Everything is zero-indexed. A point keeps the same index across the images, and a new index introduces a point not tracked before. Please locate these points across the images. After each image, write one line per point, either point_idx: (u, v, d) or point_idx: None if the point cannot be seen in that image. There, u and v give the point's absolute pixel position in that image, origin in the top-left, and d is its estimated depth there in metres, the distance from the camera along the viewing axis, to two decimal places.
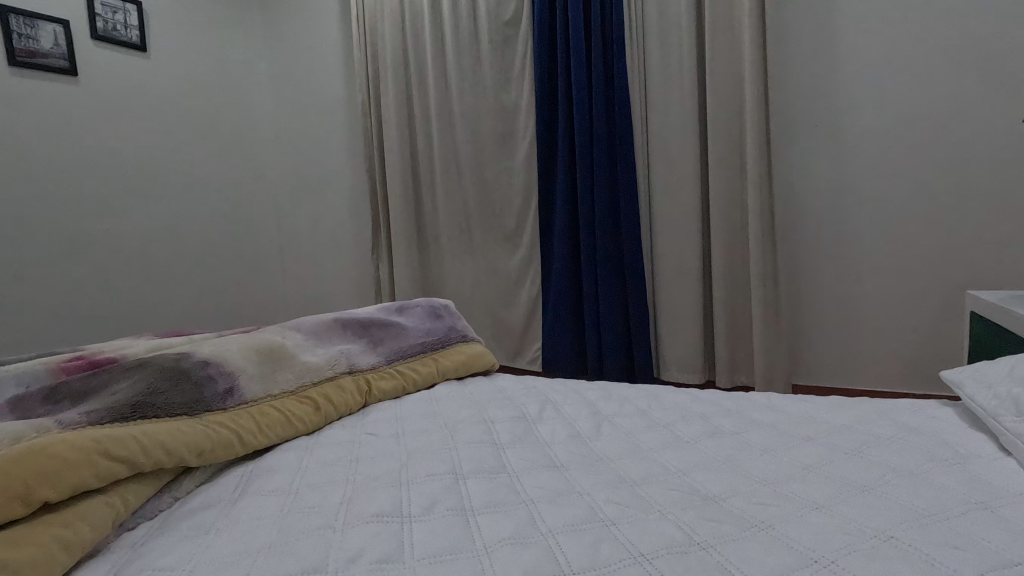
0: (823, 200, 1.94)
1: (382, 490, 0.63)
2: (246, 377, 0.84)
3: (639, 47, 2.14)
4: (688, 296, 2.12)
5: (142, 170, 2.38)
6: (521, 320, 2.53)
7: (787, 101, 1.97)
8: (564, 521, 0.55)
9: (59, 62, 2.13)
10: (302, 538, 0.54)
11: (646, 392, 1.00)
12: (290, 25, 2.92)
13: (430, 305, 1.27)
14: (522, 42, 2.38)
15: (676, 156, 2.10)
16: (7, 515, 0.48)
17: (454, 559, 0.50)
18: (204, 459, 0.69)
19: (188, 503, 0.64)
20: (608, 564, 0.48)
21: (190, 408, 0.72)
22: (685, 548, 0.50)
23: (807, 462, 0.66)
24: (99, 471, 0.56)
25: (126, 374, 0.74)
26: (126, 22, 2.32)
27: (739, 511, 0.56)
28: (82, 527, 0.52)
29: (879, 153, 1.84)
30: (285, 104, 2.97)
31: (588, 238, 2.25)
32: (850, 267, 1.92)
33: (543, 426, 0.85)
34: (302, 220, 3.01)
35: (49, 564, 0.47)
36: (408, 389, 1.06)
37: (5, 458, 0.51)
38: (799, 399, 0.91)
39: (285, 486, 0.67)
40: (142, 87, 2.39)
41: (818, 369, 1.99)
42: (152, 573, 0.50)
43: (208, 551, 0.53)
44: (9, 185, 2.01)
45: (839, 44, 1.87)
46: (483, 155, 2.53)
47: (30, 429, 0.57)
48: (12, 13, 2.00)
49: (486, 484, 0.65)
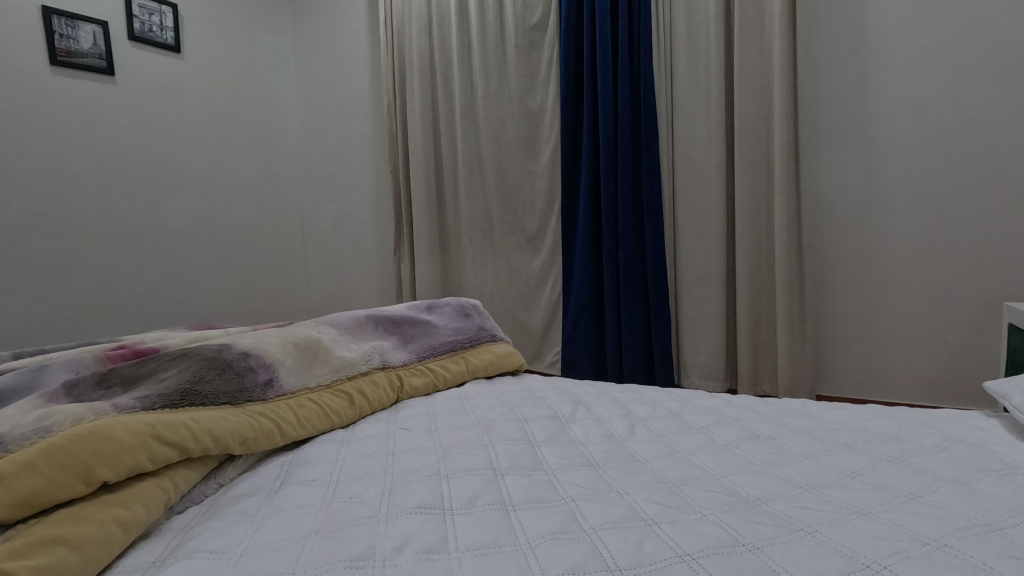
0: (853, 208, 1.91)
1: (421, 483, 0.63)
2: (285, 369, 0.85)
3: (666, 53, 2.13)
4: (712, 303, 2.10)
5: (173, 168, 2.44)
6: (541, 323, 2.53)
7: (816, 107, 1.94)
8: (605, 519, 0.56)
9: (96, 62, 2.19)
10: (349, 526, 0.55)
11: (677, 395, 1.00)
12: (318, 27, 2.96)
13: (459, 304, 1.29)
14: (548, 47, 2.39)
15: (701, 162, 2.10)
16: (69, 494, 0.50)
17: (499, 552, 0.50)
18: (247, 448, 0.70)
19: (232, 490, 0.66)
20: (653, 562, 0.48)
21: (233, 398, 0.74)
22: (731, 548, 0.49)
23: (850, 468, 0.65)
24: (153, 455, 0.58)
25: (171, 364, 0.75)
26: (161, 23, 2.38)
27: (784, 515, 0.55)
28: (138, 508, 0.53)
29: (913, 160, 1.81)
30: (313, 105, 3.01)
31: (611, 243, 2.25)
32: (879, 275, 1.88)
33: (576, 425, 0.86)
34: (326, 219, 3.06)
35: (108, 542, 0.49)
36: (438, 386, 1.07)
37: (66, 438, 0.52)
38: (835, 406, 0.90)
39: (326, 476, 0.68)
40: (176, 88, 2.45)
41: (844, 379, 1.96)
42: (204, 554, 0.51)
43: (257, 536, 0.54)
44: (47, 180, 2.07)
45: (873, 49, 1.84)
46: (506, 158, 2.54)
47: (89, 411, 0.58)
48: (54, 14, 2.07)
49: (524, 480, 0.65)
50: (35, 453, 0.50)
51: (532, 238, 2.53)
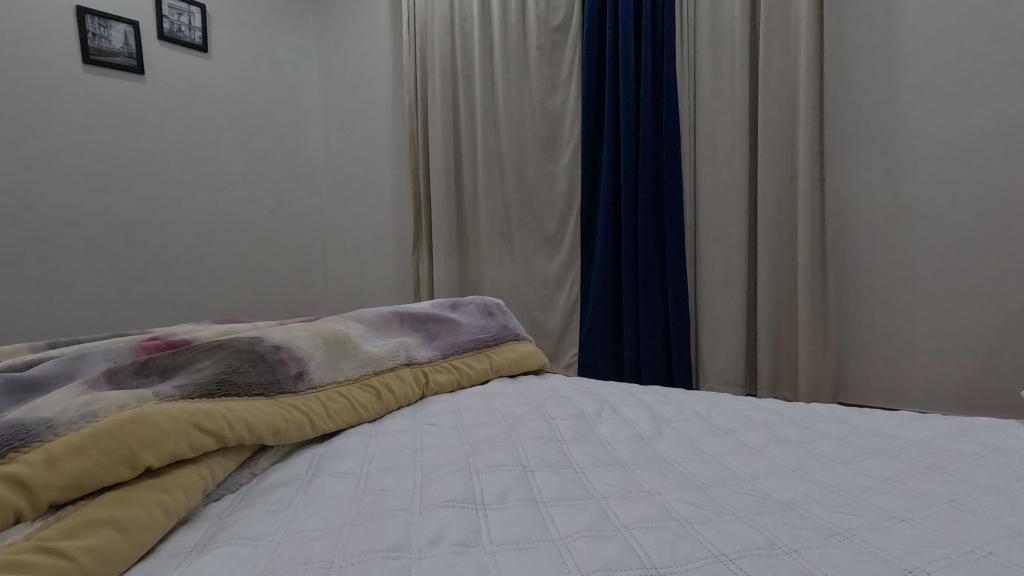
0: (878, 212, 1.88)
1: (453, 477, 0.64)
2: (315, 363, 0.86)
3: (689, 55, 2.13)
4: (732, 307, 2.08)
5: (199, 166, 2.49)
6: (559, 324, 2.52)
7: (843, 110, 1.92)
8: (638, 517, 0.55)
9: (127, 61, 2.24)
10: (383, 517, 0.55)
11: (703, 398, 1.00)
12: (342, 27, 3.00)
13: (482, 303, 1.29)
14: (571, 48, 2.39)
15: (724, 165, 2.08)
16: (115, 477, 0.51)
17: (534, 547, 0.50)
18: (280, 439, 0.71)
19: (266, 479, 0.67)
20: (689, 561, 0.48)
21: (266, 389, 0.75)
22: (767, 550, 0.49)
23: (885, 474, 0.64)
24: (193, 443, 0.59)
25: (207, 355, 0.77)
26: (190, 23, 2.43)
27: (820, 519, 0.55)
28: (179, 494, 0.54)
29: (945, 164, 1.76)
30: (335, 104, 3.04)
31: (630, 246, 2.24)
32: (905, 281, 1.85)
33: (602, 425, 0.86)
34: (346, 217, 3.09)
35: (151, 525, 0.50)
36: (462, 384, 1.07)
37: (112, 423, 0.54)
38: (866, 412, 0.89)
39: (356, 469, 0.69)
40: (203, 87, 2.50)
41: (866, 387, 1.92)
42: (242, 541, 0.52)
43: (293, 524, 0.55)
44: (77, 175, 2.13)
45: (902, 51, 1.81)
46: (526, 158, 2.54)
47: (132, 398, 0.60)
48: (88, 14, 2.12)
49: (554, 477, 0.65)
50: (83, 437, 0.51)
51: (551, 239, 2.53)
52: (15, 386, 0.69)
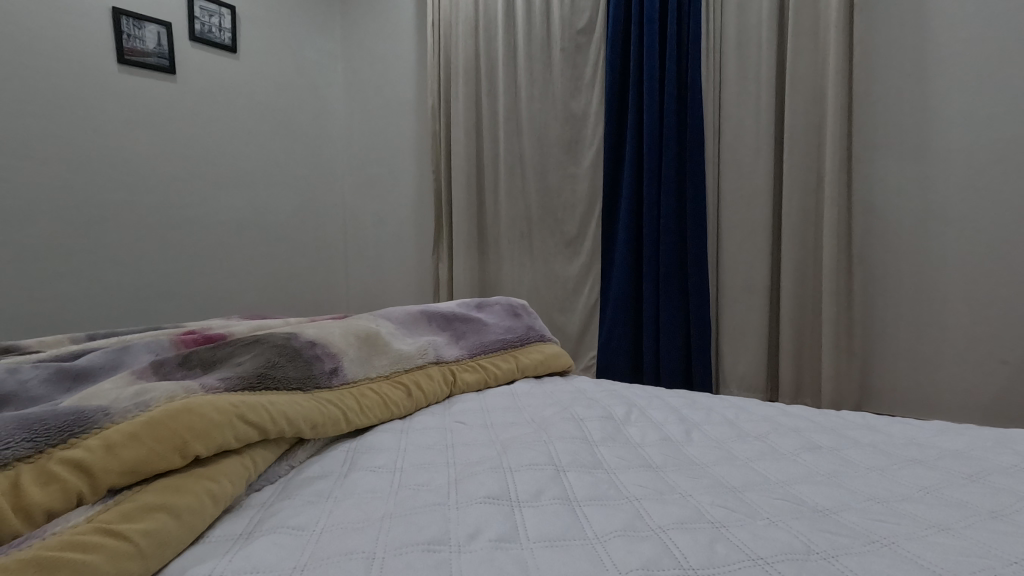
0: (907, 219, 1.85)
1: (487, 474, 0.65)
2: (348, 359, 0.88)
3: (714, 58, 2.12)
4: (754, 313, 2.06)
5: (226, 165, 2.54)
6: (578, 327, 2.52)
7: (872, 113, 1.89)
8: (673, 519, 0.56)
9: (159, 61, 2.30)
10: (422, 511, 0.56)
11: (731, 403, 0.99)
12: (366, 28, 3.03)
13: (508, 304, 1.31)
14: (594, 51, 2.40)
15: (748, 169, 2.07)
16: (167, 464, 0.53)
17: (570, 545, 0.51)
18: (317, 432, 0.73)
19: (304, 472, 0.69)
20: (726, 563, 0.48)
21: (303, 383, 0.77)
22: (804, 555, 0.49)
23: (924, 483, 0.64)
24: (237, 434, 0.60)
25: (246, 349, 0.79)
26: (220, 24, 2.48)
27: (856, 526, 0.54)
28: (225, 482, 0.56)
29: (978, 169, 1.73)
30: (359, 105, 3.08)
31: (651, 249, 2.23)
32: (933, 289, 1.81)
33: (631, 427, 0.86)
34: (367, 217, 3.12)
35: (201, 512, 0.52)
36: (489, 383, 1.08)
37: (164, 412, 0.56)
38: (898, 421, 0.88)
39: (390, 464, 0.70)
40: (231, 87, 2.56)
41: (890, 397, 1.89)
42: (286, 530, 0.54)
43: (333, 516, 0.56)
44: (110, 172, 2.18)
45: (934, 55, 1.78)
46: (548, 160, 2.55)
47: (181, 389, 0.62)
48: (123, 14, 2.18)
49: (587, 478, 0.66)
50: (138, 425, 0.53)
51: (572, 242, 2.53)
52: (65, 375, 0.72)
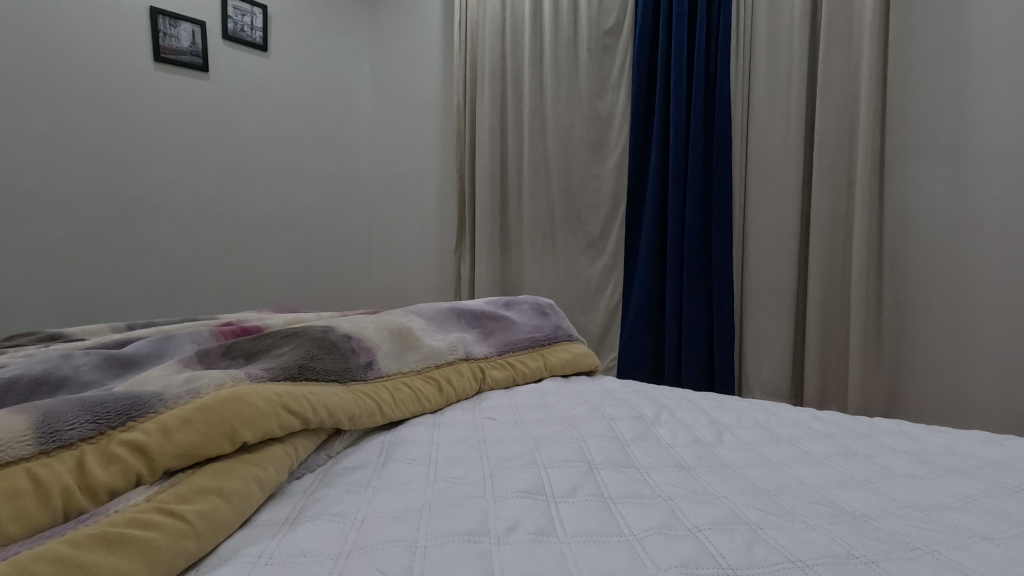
0: (942, 225, 1.80)
1: (521, 469, 0.66)
2: (382, 353, 0.90)
3: (744, 59, 2.10)
4: (779, 317, 2.04)
5: (255, 162, 2.59)
6: (599, 328, 2.52)
7: (906, 116, 1.85)
8: (708, 519, 0.56)
9: (193, 60, 2.36)
10: (460, 503, 0.57)
11: (762, 407, 0.99)
12: (393, 27, 3.06)
13: (536, 302, 1.31)
14: (621, 52, 2.39)
15: (777, 171, 2.04)
16: (218, 450, 0.55)
17: (607, 541, 0.52)
18: (354, 423, 0.75)
19: (342, 462, 0.70)
20: (766, 564, 0.48)
21: (341, 375, 0.79)
22: (844, 560, 0.49)
23: (965, 492, 0.63)
24: (281, 423, 0.62)
25: (286, 341, 0.81)
26: (252, 24, 2.54)
27: (897, 532, 0.54)
28: (270, 469, 0.58)
29: (1017, 175, 1.68)
30: (385, 103, 3.11)
31: (676, 252, 2.22)
32: (966, 297, 1.77)
33: (661, 428, 0.86)
34: (391, 214, 3.15)
35: (249, 497, 0.54)
36: (517, 380, 1.09)
37: (214, 400, 0.58)
38: (935, 430, 0.87)
39: (425, 456, 0.71)
40: (261, 86, 2.61)
41: (920, 407, 1.85)
42: (330, 516, 0.55)
43: (374, 504, 0.58)
44: (145, 166, 2.25)
45: (973, 58, 1.74)
46: (572, 161, 2.55)
47: (229, 378, 0.64)
48: (160, 14, 2.25)
49: (620, 476, 0.66)
50: (191, 411, 0.55)
51: (595, 243, 2.53)
52: (114, 362, 0.75)
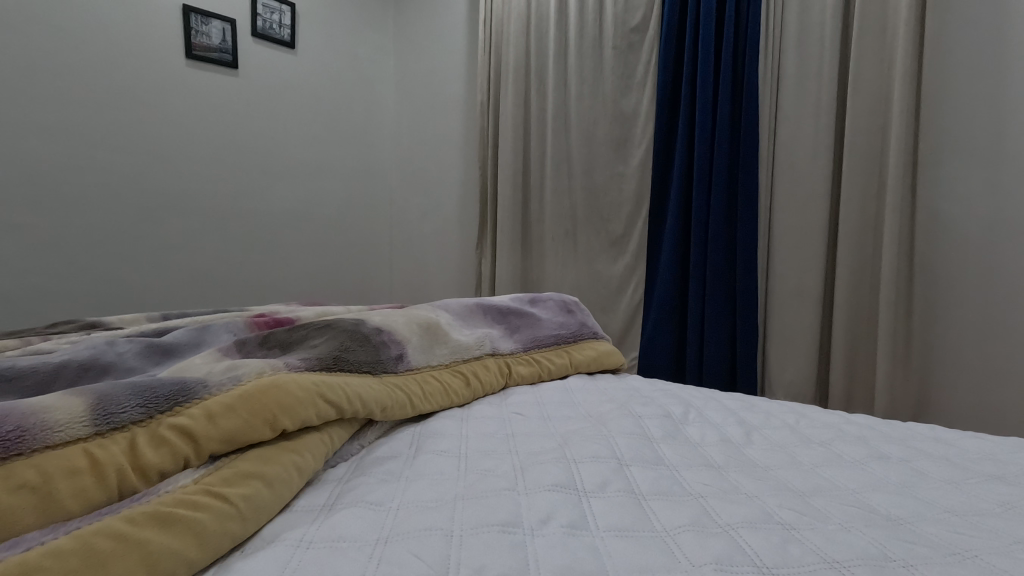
0: (976, 227, 1.76)
1: (551, 464, 0.66)
2: (411, 347, 0.91)
3: (773, 58, 2.06)
4: (805, 319, 2.01)
5: (280, 158, 2.63)
6: (620, 327, 2.51)
7: (942, 116, 1.80)
8: (740, 517, 0.56)
9: (222, 56, 2.41)
10: (492, 495, 0.58)
11: (790, 408, 0.98)
12: (418, 24, 3.08)
13: (561, 299, 1.31)
14: (647, 49, 2.38)
15: (804, 171, 2.01)
16: (260, 436, 0.56)
17: (640, 536, 0.52)
18: (386, 414, 0.76)
19: (375, 452, 0.71)
20: (801, 564, 0.48)
21: (373, 368, 0.80)
22: (882, 562, 0.48)
23: (1005, 499, 0.61)
24: (319, 412, 0.63)
25: (320, 333, 0.83)
26: (280, 21, 2.58)
27: (934, 537, 0.53)
28: (308, 457, 0.60)
29: None
30: (409, 100, 3.13)
31: (699, 251, 2.20)
32: (1001, 301, 1.72)
33: (689, 427, 0.86)
34: (413, 210, 3.17)
35: (289, 483, 0.55)
36: (543, 377, 1.10)
37: (254, 388, 0.60)
38: (971, 436, 0.85)
39: (455, 448, 0.72)
40: (289, 83, 2.65)
41: (950, 414, 1.80)
42: (365, 504, 0.56)
43: (408, 493, 0.59)
44: (176, 160, 2.30)
45: (1012, 56, 1.69)
46: (595, 159, 2.54)
47: (268, 367, 0.66)
48: (192, 12, 2.30)
49: (650, 473, 0.66)
50: (234, 398, 0.57)
51: (617, 241, 2.52)
52: (155, 350, 0.77)
